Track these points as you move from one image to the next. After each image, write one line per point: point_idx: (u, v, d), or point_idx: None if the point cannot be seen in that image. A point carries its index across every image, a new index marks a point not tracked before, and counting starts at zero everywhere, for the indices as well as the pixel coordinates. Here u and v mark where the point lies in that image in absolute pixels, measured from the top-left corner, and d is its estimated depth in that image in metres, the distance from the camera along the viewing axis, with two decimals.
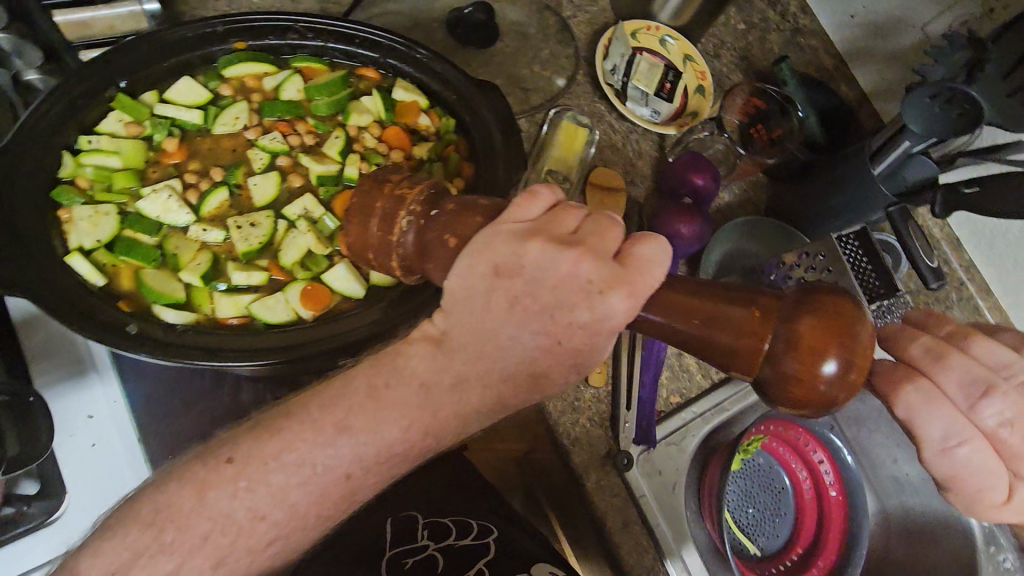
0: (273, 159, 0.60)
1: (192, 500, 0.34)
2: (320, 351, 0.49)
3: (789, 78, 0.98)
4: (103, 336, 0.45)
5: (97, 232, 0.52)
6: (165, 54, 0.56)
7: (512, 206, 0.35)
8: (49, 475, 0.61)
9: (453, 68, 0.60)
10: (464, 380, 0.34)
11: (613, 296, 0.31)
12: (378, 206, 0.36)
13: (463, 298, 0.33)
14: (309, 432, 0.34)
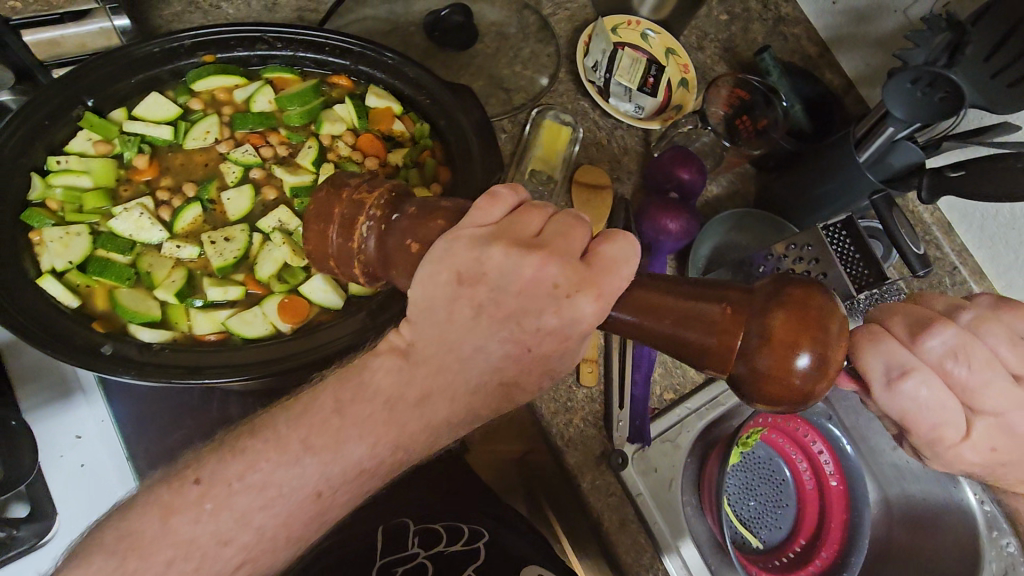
0: (246, 172, 0.60)
1: (156, 526, 0.34)
2: (298, 365, 0.49)
3: (771, 69, 0.97)
4: (77, 359, 0.44)
5: (68, 253, 0.52)
6: (130, 70, 0.55)
7: (473, 208, 0.32)
8: (39, 497, 0.61)
9: (426, 73, 0.59)
10: (428, 394, 0.33)
11: (580, 300, 0.30)
12: (338, 212, 0.35)
13: (425, 307, 0.32)
14: (273, 452, 0.34)
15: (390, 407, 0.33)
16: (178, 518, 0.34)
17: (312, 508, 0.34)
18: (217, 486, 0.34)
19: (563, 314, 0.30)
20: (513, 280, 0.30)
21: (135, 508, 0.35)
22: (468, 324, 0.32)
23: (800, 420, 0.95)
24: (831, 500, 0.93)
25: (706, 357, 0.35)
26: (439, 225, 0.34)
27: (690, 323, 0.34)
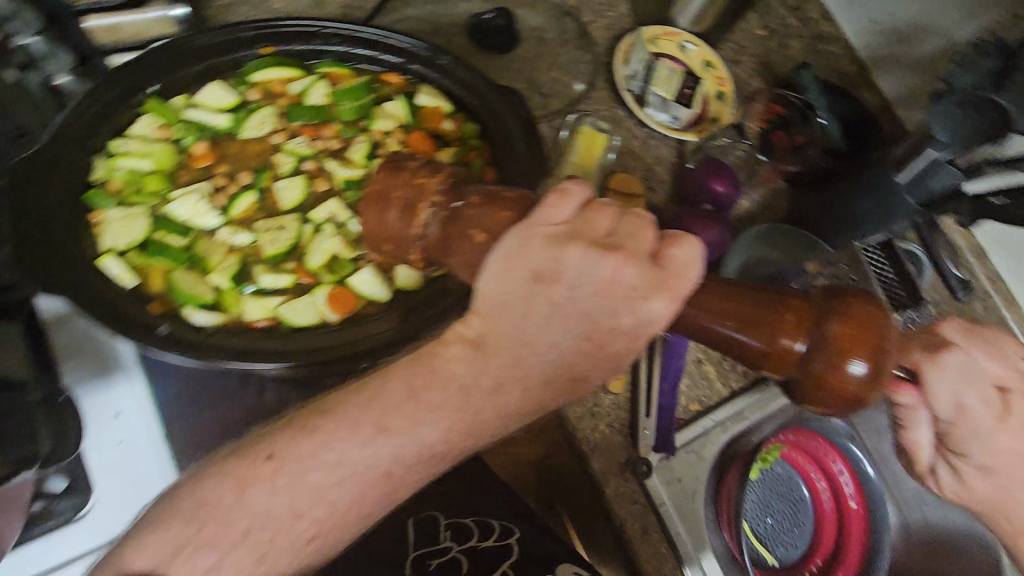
0: (299, 164, 0.60)
1: (232, 496, 0.33)
2: (346, 356, 0.49)
3: (808, 84, 0.95)
4: (136, 335, 0.46)
5: (129, 232, 0.53)
6: (194, 57, 0.57)
7: (543, 206, 0.35)
8: (77, 473, 0.62)
9: (477, 74, 0.61)
10: (502, 385, 0.33)
11: (654, 301, 0.32)
12: (394, 194, 0.37)
13: (501, 303, 0.34)
14: (347, 428, 0.33)
15: (465, 393, 0.34)
16: (253, 490, 0.33)
17: (381, 493, 0.34)
18: (292, 461, 0.33)
19: (638, 315, 0.33)
20: (590, 279, 0.33)
21: (194, 485, 0.35)
22: (540, 321, 0.33)
23: (822, 440, 0.94)
24: (852, 523, 0.91)
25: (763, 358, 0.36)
26: (504, 216, 0.35)
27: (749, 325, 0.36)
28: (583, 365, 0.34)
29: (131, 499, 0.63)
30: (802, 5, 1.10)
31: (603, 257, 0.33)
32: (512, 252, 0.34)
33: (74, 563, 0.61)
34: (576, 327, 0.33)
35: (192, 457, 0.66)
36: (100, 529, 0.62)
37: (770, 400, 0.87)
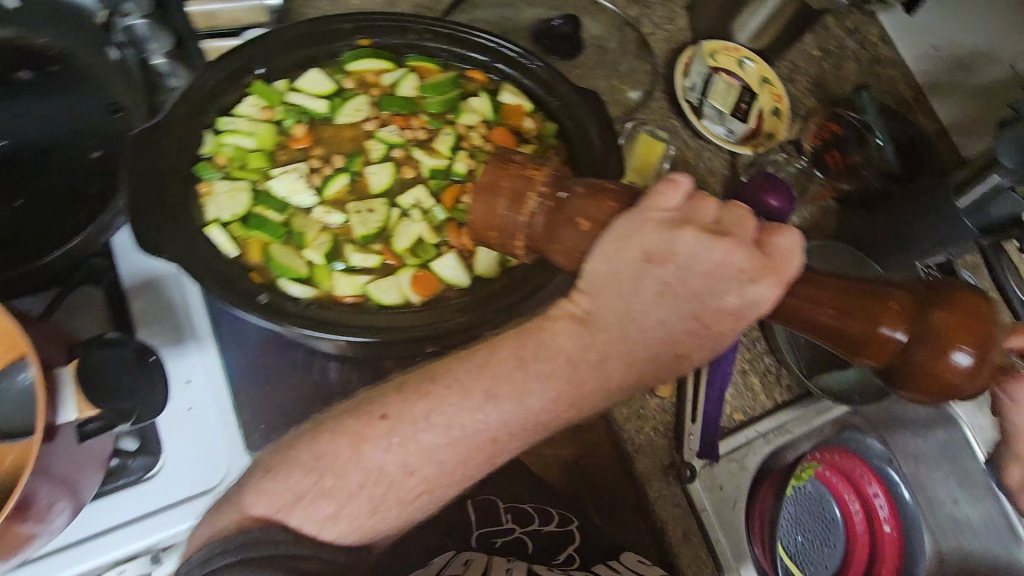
0: (388, 151, 0.66)
1: (350, 452, 0.46)
2: (435, 332, 0.54)
3: (866, 107, 0.96)
4: (242, 300, 0.51)
5: (233, 206, 0.58)
6: (299, 43, 0.62)
7: (656, 193, 0.41)
8: (151, 433, 0.65)
9: (559, 76, 0.64)
10: (605, 357, 0.42)
11: (761, 286, 0.39)
12: (507, 184, 0.42)
13: (609, 282, 0.41)
14: (458, 396, 0.45)
15: (571, 364, 0.43)
16: (368, 446, 0.46)
17: (486, 450, 0.46)
18: (403, 423, 0.46)
19: (745, 297, 0.39)
20: (700, 262, 0.40)
21: (327, 435, 0.47)
22: (648, 300, 0.41)
23: (858, 460, 0.94)
24: (884, 546, 0.91)
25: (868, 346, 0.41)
26: (609, 205, 0.41)
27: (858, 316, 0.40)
28: (682, 340, 0.42)
29: (202, 460, 0.66)
30: (860, 27, 1.10)
31: (712, 243, 0.40)
32: (626, 234, 0.40)
33: (138, 521, 0.63)
34: (685, 306, 0.40)
35: (258, 427, 0.69)
36: (165, 490, 0.64)
37: (814, 416, 0.87)
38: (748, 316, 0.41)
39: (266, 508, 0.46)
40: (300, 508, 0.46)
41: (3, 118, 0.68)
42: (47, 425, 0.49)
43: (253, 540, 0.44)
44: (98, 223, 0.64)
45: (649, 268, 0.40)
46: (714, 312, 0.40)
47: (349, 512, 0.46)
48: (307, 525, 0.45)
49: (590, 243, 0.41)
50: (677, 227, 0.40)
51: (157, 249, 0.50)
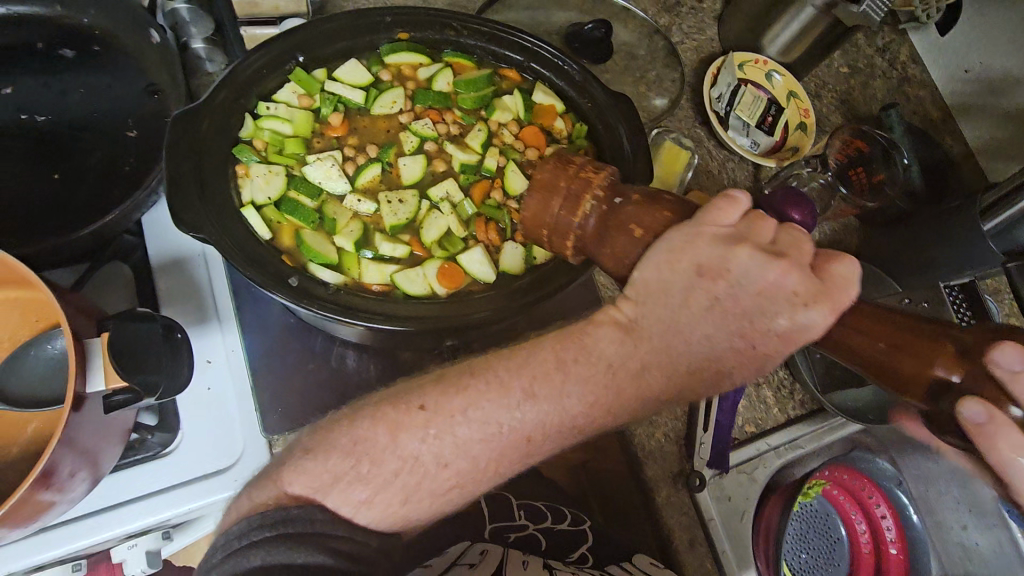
0: (421, 144, 0.67)
1: (389, 440, 0.50)
2: (463, 323, 0.55)
3: (895, 126, 0.98)
4: (275, 282, 0.52)
5: (268, 189, 0.59)
6: (340, 34, 0.64)
7: (719, 211, 0.47)
8: (168, 410, 0.66)
9: (593, 79, 0.65)
10: (646, 366, 0.49)
11: (812, 311, 0.45)
12: (565, 185, 0.47)
13: (658, 289, 0.47)
14: (496, 394, 0.50)
15: (612, 369, 0.49)
16: (405, 435, 0.50)
17: (520, 448, 0.50)
18: (440, 415, 0.50)
19: (794, 320, 0.45)
20: (753, 281, 0.45)
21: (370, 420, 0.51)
22: (699, 314, 0.47)
23: (868, 480, 0.93)
24: (889, 568, 0.90)
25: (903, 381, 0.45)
26: (665, 216, 0.46)
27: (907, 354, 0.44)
28: (723, 356, 0.48)
29: (220, 440, 0.66)
30: (890, 46, 1.10)
31: (768, 264, 0.45)
32: (682, 247, 0.45)
33: (156, 496, 0.64)
34: (732, 323, 0.46)
35: (276, 409, 0.69)
36: (182, 466, 0.65)
37: (825, 433, 0.87)
38: (795, 340, 0.46)
39: (303, 487, 0.49)
40: (336, 490, 0.49)
41: (48, 96, 0.70)
42: (76, 392, 0.50)
43: (292, 516, 0.46)
44: (133, 200, 0.64)
45: (701, 282, 0.46)
46: (761, 330, 0.46)
47: (384, 498, 0.49)
48: (342, 506, 0.49)
49: (639, 249, 0.46)
50: (736, 246, 0.46)
51: (196, 227, 0.51)
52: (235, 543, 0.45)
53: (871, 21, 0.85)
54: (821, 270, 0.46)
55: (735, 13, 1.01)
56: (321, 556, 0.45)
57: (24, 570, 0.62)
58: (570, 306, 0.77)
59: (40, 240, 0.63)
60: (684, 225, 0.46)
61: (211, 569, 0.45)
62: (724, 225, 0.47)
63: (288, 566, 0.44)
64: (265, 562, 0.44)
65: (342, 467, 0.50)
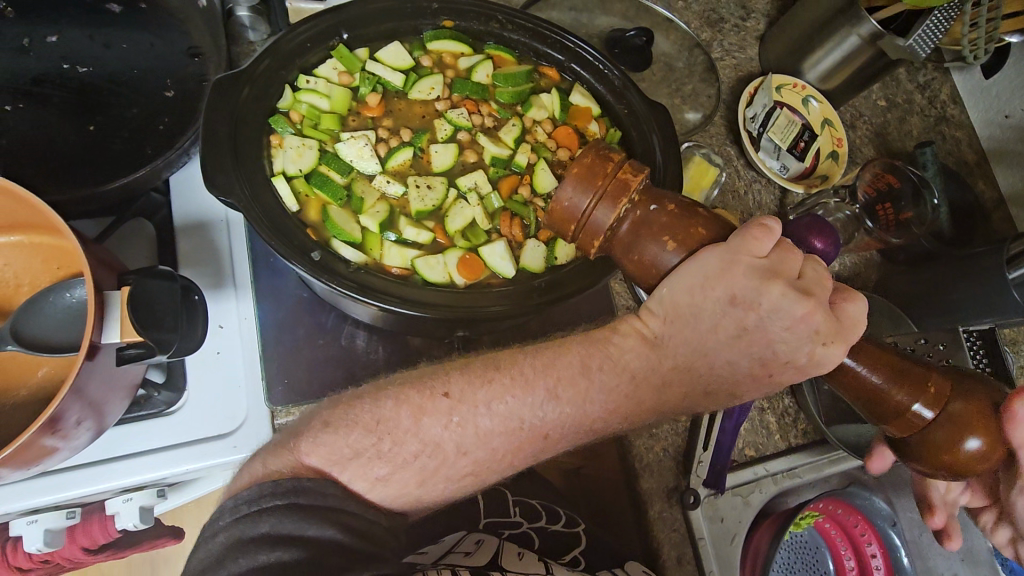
0: (454, 133, 0.67)
1: (412, 424, 0.52)
2: (479, 314, 0.55)
3: (929, 164, 0.97)
4: (298, 253, 0.52)
5: (300, 161, 0.60)
6: (386, 15, 0.64)
7: (756, 238, 0.47)
8: (178, 368, 0.66)
9: (632, 86, 0.65)
10: (667, 380, 0.52)
11: (832, 349, 0.46)
12: (603, 183, 0.45)
13: (688, 311, 0.48)
14: (521, 390, 0.52)
15: (634, 380, 0.52)
16: (428, 420, 0.52)
17: (538, 443, 0.54)
18: (464, 404, 0.52)
19: (814, 355, 0.47)
20: (783, 317, 0.46)
21: (392, 401, 0.53)
22: (722, 342, 0.49)
23: (861, 517, 0.91)
24: None
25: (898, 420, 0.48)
26: (698, 233, 0.46)
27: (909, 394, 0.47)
28: (744, 381, 0.51)
29: (224, 404, 0.67)
30: (931, 83, 1.08)
31: (799, 301, 0.46)
32: (720, 275, 0.45)
33: (157, 453, 0.64)
34: (754, 351, 0.48)
35: (281, 381, 0.69)
36: (184, 426, 0.65)
37: (825, 466, 0.87)
38: (809, 371, 0.48)
39: (321, 459, 0.50)
40: (355, 464, 0.51)
41: (92, 48, 0.70)
42: (91, 343, 0.50)
43: (305, 487, 0.48)
44: (163, 158, 0.65)
45: (733, 309, 0.47)
46: (781, 362, 0.48)
47: (401, 478, 0.52)
48: (357, 481, 0.51)
49: (670, 260, 0.46)
50: (771, 280, 0.46)
51: (225, 189, 0.51)
52: (245, 508, 0.46)
53: (917, 56, 0.84)
54: (837, 311, 0.48)
55: (779, 35, 1.00)
56: (329, 531, 0.46)
57: (22, 510, 0.63)
58: (586, 310, 0.77)
59: (73, 189, 0.64)
60: (720, 246, 0.46)
61: (218, 531, 0.46)
62: (759, 255, 0.47)
63: (298, 537, 0.45)
64: (275, 529, 0.45)
65: (360, 444, 0.51)
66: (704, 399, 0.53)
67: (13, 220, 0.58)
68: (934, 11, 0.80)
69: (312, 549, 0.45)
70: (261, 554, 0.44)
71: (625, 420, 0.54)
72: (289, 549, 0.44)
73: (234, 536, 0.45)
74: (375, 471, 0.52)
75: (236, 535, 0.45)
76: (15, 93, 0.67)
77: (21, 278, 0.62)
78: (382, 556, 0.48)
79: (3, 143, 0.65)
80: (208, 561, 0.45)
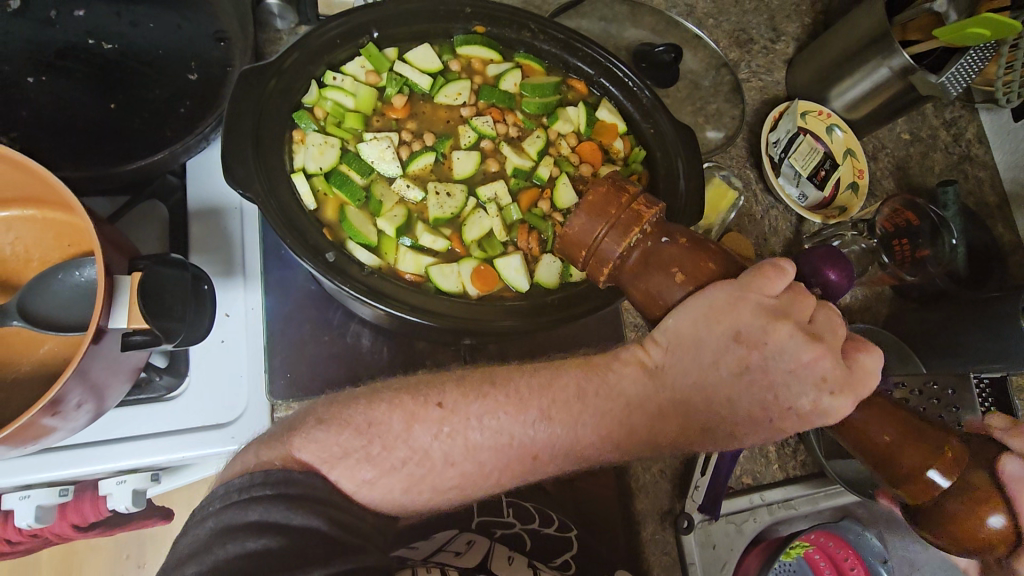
0: (478, 140, 0.66)
1: (404, 429, 0.52)
2: (487, 327, 0.55)
3: (950, 204, 0.95)
4: (312, 255, 0.52)
5: (321, 159, 0.59)
6: (417, 16, 0.63)
7: (770, 279, 0.47)
8: (180, 354, 0.65)
9: (659, 105, 0.65)
10: (662, 411, 0.51)
11: (839, 400, 0.45)
12: (615, 213, 0.46)
13: (692, 344, 0.47)
14: (514, 408, 0.52)
15: (628, 408, 0.51)
16: (419, 427, 0.51)
17: (525, 464, 0.53)
18: (456, 415, 0.52)
19: (818, 403, 0.46)
20: (787, 359, 0.46)
21: (384, 407, 0.52)
22: (725, 380, 0.48)
23: (852, 551, 0.89)
24: None
25: (913, 485, 0.45)
26: (708, 267, 0.46)
27: (927, 458, 0.44)
28: (743, 423, 0.49)
29: (225, 395, 0.67)
30: (957, 121, 1.07)
31: (805, 345, 0.46)
32: (727, 308, 0.45)
33: (152, 438, 0.64)
34: (757, 392, 0.48)
35: (282, 375, 0.69)
36: (183, 413, 0.65)
37: (820, 499, 0.87)
38: (813, 420, 0.47)
39: (311, 455, 0.49)
40: (344, 464, 0.50)
41: (119, 26, 0.70)
42: (100, 326, 0.50)
43: (295, 479, 0.47)
44: (182, 144, 0.65)
45: (737, 346, 0.47)
46: (782, 407, 0.48)
47: (387, 482, 0.51)
48: (346, 481, 0.50)
49: (677, 294, 0.46)
50: (778, 320, 0.46)
51: (243, 185, 0.51)
52: (236, 496, 0.46)
53: (948, 94, 0.83)
54: (849, 358, 0.47)
55: (808, 60, 0.98)
56: (316, 521, 0.46)
57: (15, 486, 0.62)
58: (595, 328, 0.77)
59: (87, 166, 0.64)
60: (729, 283, 0.45)
61: (208, 517, 0.45)
62: (771, 296, 0.47)
63: (283, 526, 0.44)
64: (261, 517, 0.44)
65: (350, 444, 0.51)
66: (702, 437, 0.51)
67: (33, 195, 0.57)
68: (970, 50, 0.80)
69: (296, 537, 0.44)
70: (248, 541, 0.43)
71: (616, 447, 0.52)
72: (272, 538, 0.43)
73: (222, 523, 0.44)
74: (362, 471, 0.51)
75: (224, 522, 0.44)
76: (38, 64, 0.66)
77: (31, 252, 0.61)
78: (365, 547, 0.47)
79: (22, 113, 0.64)
80: (194, 546, 0.44)
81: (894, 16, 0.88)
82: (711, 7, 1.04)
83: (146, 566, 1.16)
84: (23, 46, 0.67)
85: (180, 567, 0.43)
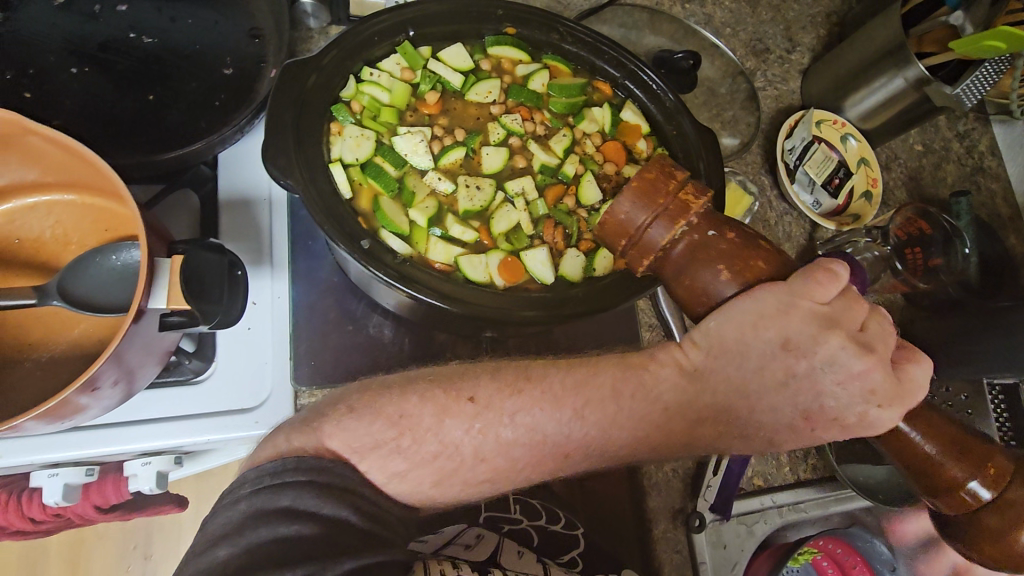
0: (506, 137, 0.69)
1: (435, 421, 0.53)
2: (515, 316, 0.56)
3: (962, 214, 0.97)
4: (350, 241, 0.54)
5: (358, 150, 0.61)
6: (451, 17, 0.66)
7: (823, 284, 0.47)
8: (209, 340, 0.67)
9: (682, 107, 0.67)
10: (701, 417, 0.51)
11: (889, 412, 0.45)
12: (663, 203, 0.46)
13: (735, 353, 0.48)
14: (550, 405, 0.53)
15: (665, 413, 0.51)
16: (451, 421, 0.53)
17: (557, 459, 0.54)
18: (489, 411, 0.53)
19: (866, 416, 0.46)
20: (838, 369, 0.46)
21: (418, 402, 0.54)
22: (768, 387, 0.48)
23: (860, 559, 0.91)
24: None
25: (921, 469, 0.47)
26: (758, 267, 0.46)
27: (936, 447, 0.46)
28: (782, 431, 0.49)
29: (250, 379, 0.68)
30: (971, 133, 1.09)
31: (857, 356, 0.46)
32: (773, 316, 0.45)
33: (177, 423, 0.65)
34: (800, 401, 0.47)
35: (307, 362, 0.71)
36: (210, 399, 0.66)
37: (831, 503, 0.87)
38: (858, 432, 0.47)
39: (341, 444, 0.51)
40: (374, 455, 0.52)
41: (159, 21, 0.72)
42: (140, 307, 0.51)
43: (325, 467, 0.49)
44: (219, 135, 0.66)
45: (783, 355, 0.47)
46: (826, 417, 0.47)
47: (418, 475, 0.53)
48: (376, 472, 0.52)
49: (725, 291, 0.46)
50: (829, 330, 0.46)
51: (286, 171, 0.53)
52: (268, 480, 0.47)
53: (962, 105, 0.84)
54: (902, 372, 0.47)
55: (823, 70, 1.00)
56: (344, 512, 0.47)
57: (44, 463, 0.64)
58: (611, 327, 0.79)
59: (126, 154, 0.66)
60: (779, 288, 0.46)
61: (239, 499, 0.47)
62: (820, 301, 0.47)
63: (312, 513, 0.46)
64: (294, 504, 0.46)
65: (382, 434, 0.52)
66: (736, 441, 0.52)
67: (78, 178, 0.59)
68: (986, 62, 0.81)
69: (326, 525, 0.46)
70: (278, 527, 0.44)
71: (651, 448, 0.53)
72: (304, 524, 0.45)
73: (253, 508, 0.46)
74: (392, 460, 0.52)
75: (255, 507, 0.46)
76: (81, 56, 0.69)
77: (70, 235, 0.63)
78: (394, 541, 0.50)
79: (66, 102, 0.67)
80: (225, 529, 0.45)
81: (910, 29, 0.90)
82: (729, 16, 1.06)
83: (153, 556, 1.17)
84: (66, 39, 0.69)
85: (209, 550, 0.44)
